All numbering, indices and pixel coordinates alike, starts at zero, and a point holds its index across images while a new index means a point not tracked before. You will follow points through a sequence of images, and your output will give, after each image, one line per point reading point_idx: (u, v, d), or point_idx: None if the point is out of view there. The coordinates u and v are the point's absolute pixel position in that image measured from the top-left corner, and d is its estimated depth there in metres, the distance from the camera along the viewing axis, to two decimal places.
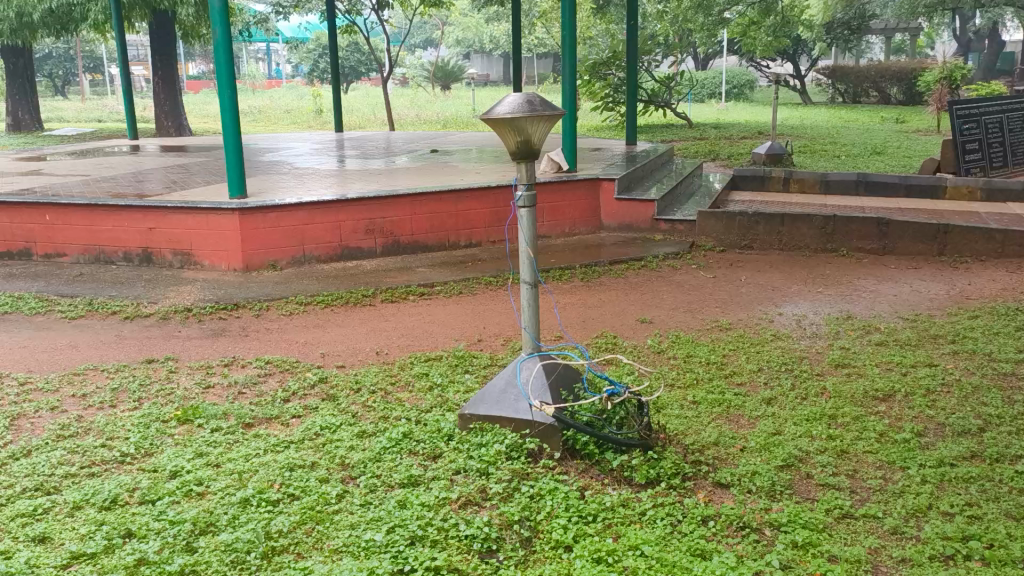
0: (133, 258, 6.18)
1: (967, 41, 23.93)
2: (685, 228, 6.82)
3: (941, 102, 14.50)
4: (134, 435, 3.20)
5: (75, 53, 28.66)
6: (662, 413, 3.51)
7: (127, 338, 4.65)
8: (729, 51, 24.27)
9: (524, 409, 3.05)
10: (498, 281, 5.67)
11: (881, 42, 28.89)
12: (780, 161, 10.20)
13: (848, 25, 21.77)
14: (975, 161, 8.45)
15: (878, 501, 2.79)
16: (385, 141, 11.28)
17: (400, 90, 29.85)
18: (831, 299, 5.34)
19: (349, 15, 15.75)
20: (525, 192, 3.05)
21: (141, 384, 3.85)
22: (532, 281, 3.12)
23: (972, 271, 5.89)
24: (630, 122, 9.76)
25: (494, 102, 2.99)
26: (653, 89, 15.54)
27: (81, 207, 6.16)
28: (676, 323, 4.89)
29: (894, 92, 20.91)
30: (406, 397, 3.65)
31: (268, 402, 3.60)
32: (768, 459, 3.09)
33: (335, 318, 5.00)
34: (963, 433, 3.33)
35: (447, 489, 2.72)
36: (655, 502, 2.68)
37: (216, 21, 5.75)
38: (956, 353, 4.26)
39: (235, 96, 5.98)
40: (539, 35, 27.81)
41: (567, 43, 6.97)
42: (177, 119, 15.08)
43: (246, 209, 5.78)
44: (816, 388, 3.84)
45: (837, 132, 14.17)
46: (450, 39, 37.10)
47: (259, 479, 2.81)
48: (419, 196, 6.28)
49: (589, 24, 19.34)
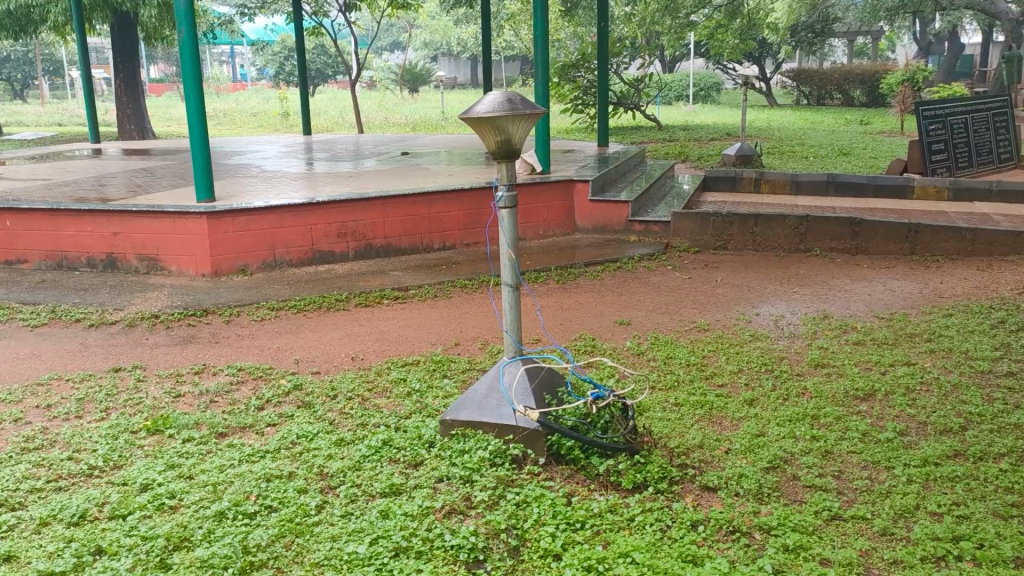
0: (97, 264, 6.01)
1: (928, 44, 24.35)
2: (659, 229, 6.81)
3: (904, 104, 14.71)
4: (102, 447, 3.08)
5: (34, 57, 28.15)
6: (646, 416, 3.47)
7: (92, 346, 4.51)
8: (695, 54, 24.52)
9: (508, 415, 2.98)
10: (474, 284, 5.60)
11: (844, 45, 29.31)
12: (750, 162, 10.27)
13: (811, 28, 22.07)
14: (941, 162, 8.55)
15: (866, 502, 2.77)
16: (355, 144, 11.18)
17: (368, 93, 29.70)
18: (807, 299, 5.34)
19: (316, 17, 15.56)
20: (506, 192, 2.98)
21: (108, 394, 3.72)
22: (514, 283, 3.05)
23: (943, 270, 5.94)
24: (602, 124, 9.75)
25: (475, 100, 2.91)
26: (622, 91, 15.56)
27: (42, 212, 5.98)
28: (655, 325, 4.86)
29: (857, 94, 21.23)
30: (384, 403, 3.56)
31: (241, 411, 3.50)
32: (754, 461, 3.06)
33: (308, 323, 4.90)
34: (945, 432, 3.34)
35: (430, 498, 2.64)
36: (644, 507, 2.63)
37: (181, 21, 5.61)
38: (932, 352, 4.28)
39: (202, 97, 5.83)
40: (507, 38, 27.87)
41: (540, 43, 6.90)
42: (140, 122, 14.78)
43: (215, 212, 5.65)
44: (797, 389, 3.82)
45: (804, 134, 14.32)
46: (418, 42, 37.04)
47: (234, 491, 2.70)
48: (392, 198, 6.19)
49: (558, 25, 19.34)
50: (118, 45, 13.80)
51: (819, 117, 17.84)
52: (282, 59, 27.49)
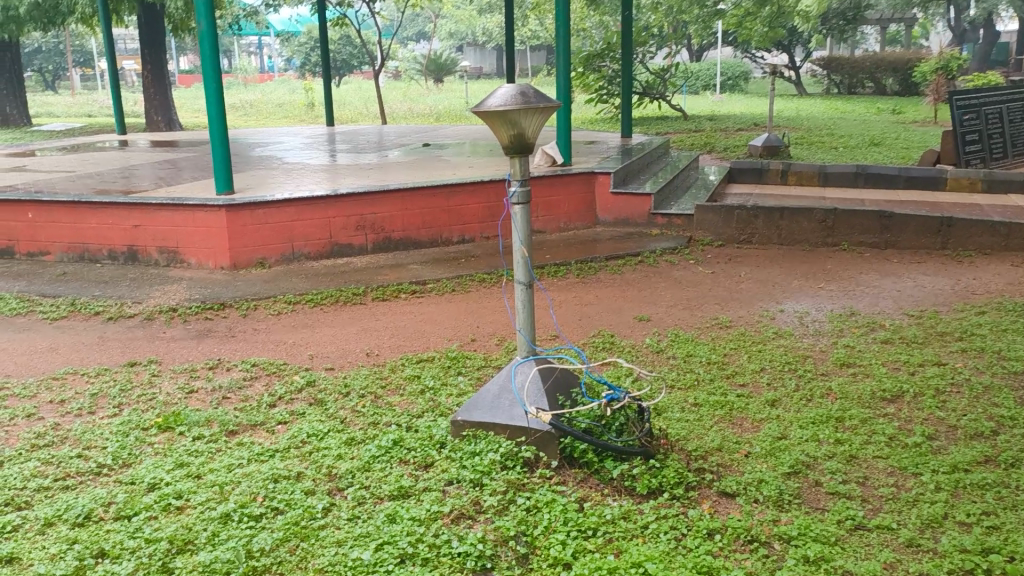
0: (118, 256, 6.02)
1: (962, 32, 23.78)
2: (683, 222, 6.69)
3: (938, 93, 14.37)
4: (112, 445, 3.05)
5: (65, 48, 28.42)
6: (663, 417, 3.38)
7: (109, 340, 4.50)
8: (723, 42, 24.20)
9: (520, 416, 2.92)
10: (492, 278, 5.53)
11: (876, 33, 28.75)
12: (777, 153, 10.07)
13: (843, 15, 21.69)
14: (975, 153, 8.33)
15: (892, 511, 2.67)
16: (378, 135, 11.14)
17: (393, 84, 29.66)
18: (833, 295, 5.21)
19: (340, 8, 15.51)
20: (519, 188, 2.90)
21: (122, 389, 3.70)
22: (527, 281, 2.98)
23: (976, 265, 5.78)
24: (625, 115, 9.61)
25: (487, 93, 2.83)
26: (648, 81, 15.36)
27: (64, 204, 6.00)
28: (676, 321, 4.76)
29: (889, 83, 20.76)
30: (397, 401, 3.51)
31: (252, 408, 3.46)
32: (775, 466, 2.97)
33: (324, 317, 4.85)
34: (976, 436, 3.22)
35: (439, 502, 2.58)
36: (658, 514, 2.55)
37: (201, 12, 5.57)
38: (964, 352, 4.14)
39: (221, 89, 5.79)
40: (533, 27, 27.70)
41: (562, 34, 6.80)
42: (167, 114, 14.76)
43: (234, 205, 5.63)
44: (822, 390, 3.71)
45: (833, 123, 14.05)
46: (444, 31, 36.99)
47: (241, 492, 2.66)
48: (410, 191, 6.13)
49: (583, 14, 19.16)
50: (145, 36, 13.83)
51: (850, 106, 17.50)
52: (308, 50, 27.55)
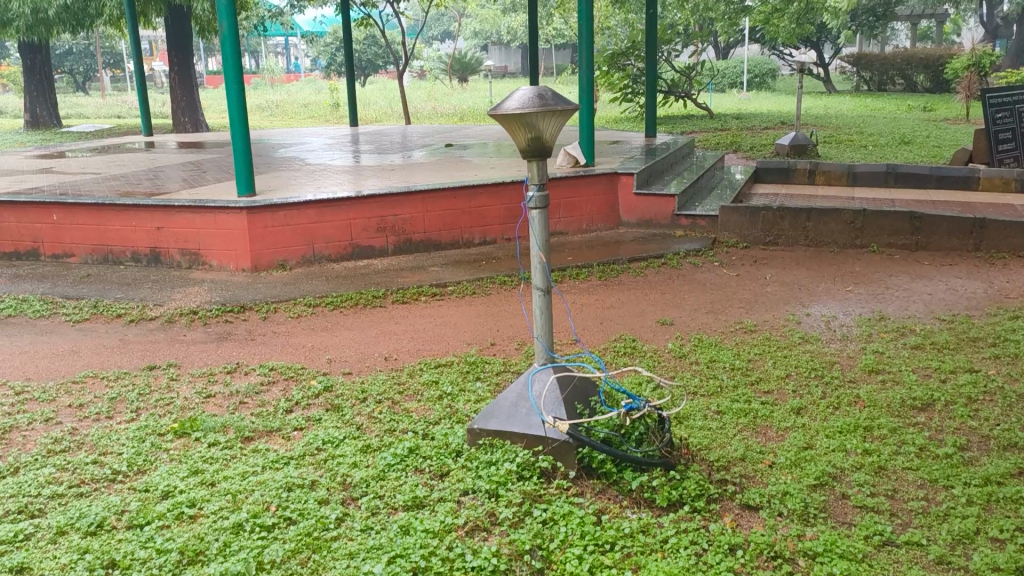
0: (141, 258, 6.04)
1: (996, 27, 23.35)
2: (707, 224, 6.59)
3: (970, 90, 14.11)
4: (128, 451, 3.04)
5: (95, 50, 28.83)
6: (685, 425, 3.31)
7: (130, 343, 4.50)
8: (751, 39, 24.00)
9: (537, 425, 2.86)
10: (512, 282, 5.48)
11: (907, 28, 28.35)
12: (804, 152, 9.92)
13: (873, 12, 21.42)
14: (1008, 152, 8.13)
15: (921, 526, 2.58)
16: (402, 135, 11.10)
17: (419, 83, 29.73)
18: (862, 299, 5.09)
19: (365, 8, 15.53)
20: (536, 192, 2.85)
21: (141, 394, 3.69)
22: (545, 287, 2.92)
23: (1010, 267, 5.63)
24: (650, 114, 9.49)
25: (504, 95, 2.77)
26: (673, 79, 15.23)
27: (88, 207, 6.03)
28: (699, 325, 4.67)
29: (921, 79, 20.43)
30: (415, 407, 3.47)
31: (269, 414, 3.43)
32: (800, 477, 2.88)
33: (344, 321, 4.83)
34: (1009, 447, 3.11)
35: (454, 514, 2.54)
36: (678, 528, 2.49)
37: (223, 15, 5.57)
38: (997, 358, 4.02)
39: (243, 90, 5.78)
40: (558, 25, 27.68)
41: (585, 34, 6.73)
42: (193, 115, 14.83)
43: (255, 208, 5.62)
44: (849, 398, 3.61)
45: (862, 121, 13.84)
46: (469, 31, 37.12)
47: (254, 501, 2.62)
48: (432, 193, 6.09)
49: (608, 14, 19.07)
50: (172, 38, 13.93)
51: (880, 103, 17.25)
52: (334, 50, 27.74)
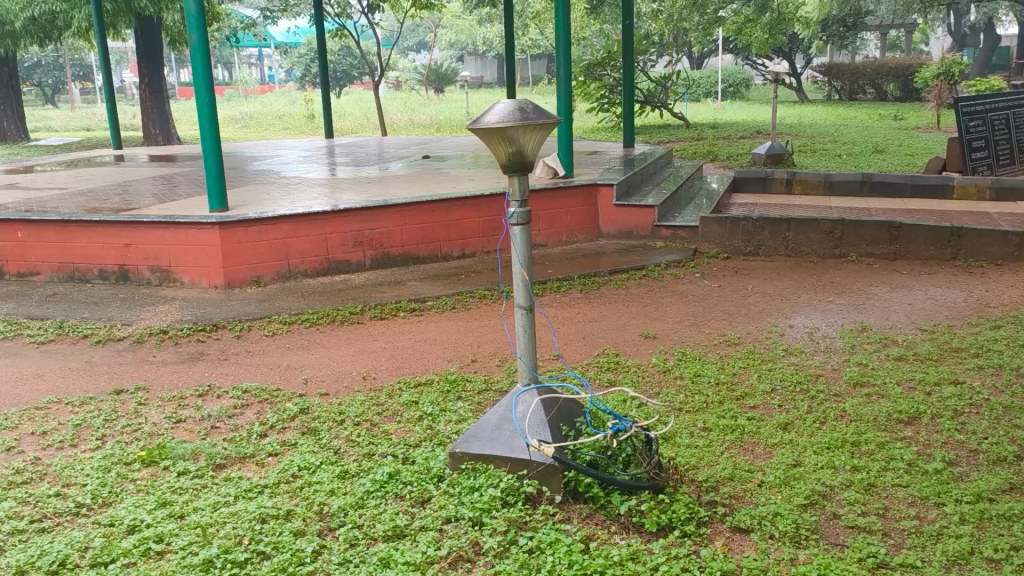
0: (110, 276, 5.88)
1: (962, 37, 23.73)
2: (688, 235, 6.55)
3: (940, 98, 14.26)
4: (92, 482, 2.91)
5: (64, 62, 28.45)
6: (671, 444, 3.24)
7: (97, 365, 4.36)
8: (724, 49, 24.20)
9: (521, 448, 2.78)
10: (492, 295, 5.40)
11: (876, 38, 28.72)
12: (780, 161, 9.94)
13: (844, 22, 21.70)
14: (981, 160, 8.19)
15: (915, 547, 2.52)
16: (378, 147, 11.00)
17: (394, 94, 29.64)
18: (844, 309, 5.06)
19: (340, 19, 15.41)
20: (517, 208, 2.77)
21: (107, 419, 3.56)
22: (527, 306, 2.84)
23: (988, 276, 5.64)
24: (628, 124, 9.45)
25: (483, 109, 2.70)
26: (649, 89, 15.27)
27: (53, 224, 5.87)
28: (682, 339, 4.62)
29: (890, 88, 20.66)
30: (394, 429, 3.37)
31: (242, 439, 3.32)
32: (789, 497, 2.82)
33: (321, 338, 4.72)
34: (998, 461, 3.07)
35: (435, 544, 2.45)
36: (668, 554, 2.41)
37: (193, 26, 5.43)
38: (981, 369, 3.99)
39: (214, 103, 5.65)
40: (533, 36, 27.77)
41: (562, 44, 6.68)
42: (165, 127, 14.62)
43: (227, 223, 5.49)
44: (836, 412, 3.55)
45: (836, 130, 13.95)
46: (444, 41, 37.16)
47: (226, 534, 2.51)
48: (410, 206, 6.00)
49: (583, 24, 19.13)
50: (143, 49, 13.71)
51: (852, 112, 17.41)
52: (308, 61, 27.61)
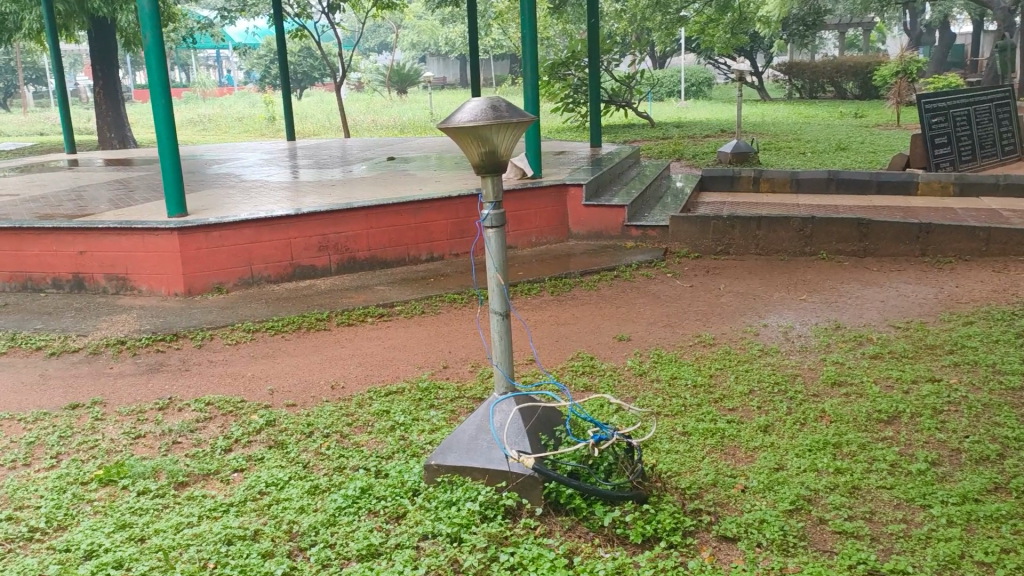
0: (64, 285, 5.66)
1: (919, 35, 24.06)
2: (658, 234, 6.49)
3: (900, 96, 14.42)
4: (46, 504, 2.75)
5: (17, 65, 27.82)
6: (653, 450, 3.15)
7: (51, 378, 4.16)
8: (687, 49, 24.37)
9: (499, 459, 2.67)
10: (463, 299, 5.29)
11: (836, 36, 29.06)
12: (746, 160, 9.96)
13: (803, 21, 21.90)
14: (944, 156, 8.26)
15: (905, 552, 2.46)
16: (342, 149, 10.79)
17: (355, 95, 29.34)
18: (816, 308, 5.03)
19: (301, 19, 15.16)
20: (491, 210, 2.66)
21: (62, 436, 3.38)
22: (503, 311, 2.72)
23: (957, 272, 5.66)
24: (595, 123, 9.38)
25: (454, 107, 2.59)
26: (613, 89, 15.25)
27: (4, 231, 5.64)
28: (656, 340, 4.55)
29: (850, 87, 20.88)
30: (365, 440, 3.24)
31: (205, 454, 3.17)
32: (774, 502, 2.75)
33: (287, 346, 4.57)
34: (982, 460, 3.04)
35: (412, 563, 2.33)
36: (654, 566, 2.33)
37: (147, 24, 5.23)
38: (957, 366, 3.97)
39: (170, 105, 5.45)
40: (496, 37, 27.70)
41: (528, 43, 6.59)
42: (121, 130, 14.27)
43: (187, 228, 5.31)
44: (815, 413, 3.50)
45: (799, 128, 14.04)
46: (407, 42, 36.93)
47: (190, 559, 2.37)
48: (376, 208, 5.86)
49: (547, 23, 19.08)
50: (97, 51, 13.37)
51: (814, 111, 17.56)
52: (268, 62, 27.29)
